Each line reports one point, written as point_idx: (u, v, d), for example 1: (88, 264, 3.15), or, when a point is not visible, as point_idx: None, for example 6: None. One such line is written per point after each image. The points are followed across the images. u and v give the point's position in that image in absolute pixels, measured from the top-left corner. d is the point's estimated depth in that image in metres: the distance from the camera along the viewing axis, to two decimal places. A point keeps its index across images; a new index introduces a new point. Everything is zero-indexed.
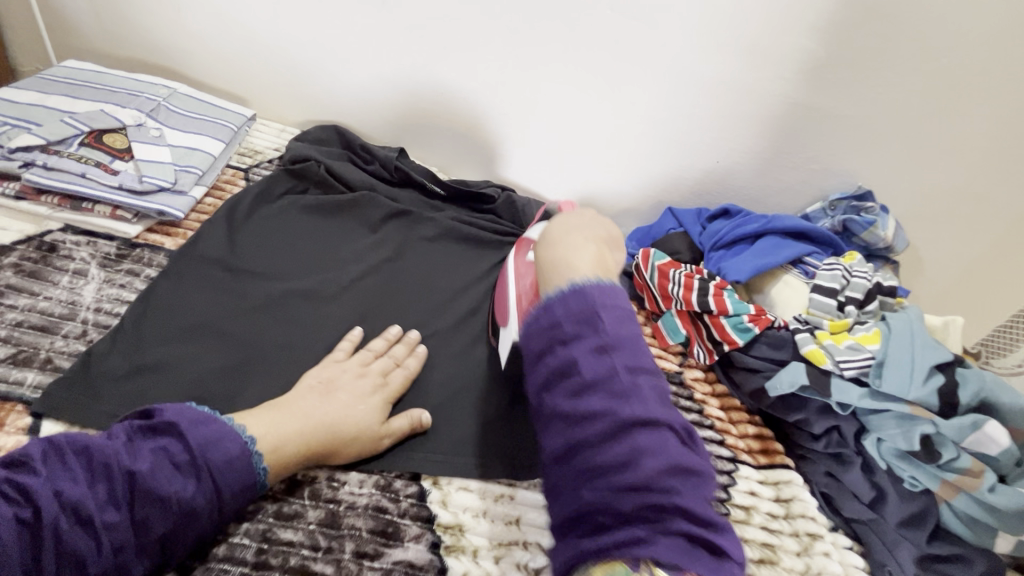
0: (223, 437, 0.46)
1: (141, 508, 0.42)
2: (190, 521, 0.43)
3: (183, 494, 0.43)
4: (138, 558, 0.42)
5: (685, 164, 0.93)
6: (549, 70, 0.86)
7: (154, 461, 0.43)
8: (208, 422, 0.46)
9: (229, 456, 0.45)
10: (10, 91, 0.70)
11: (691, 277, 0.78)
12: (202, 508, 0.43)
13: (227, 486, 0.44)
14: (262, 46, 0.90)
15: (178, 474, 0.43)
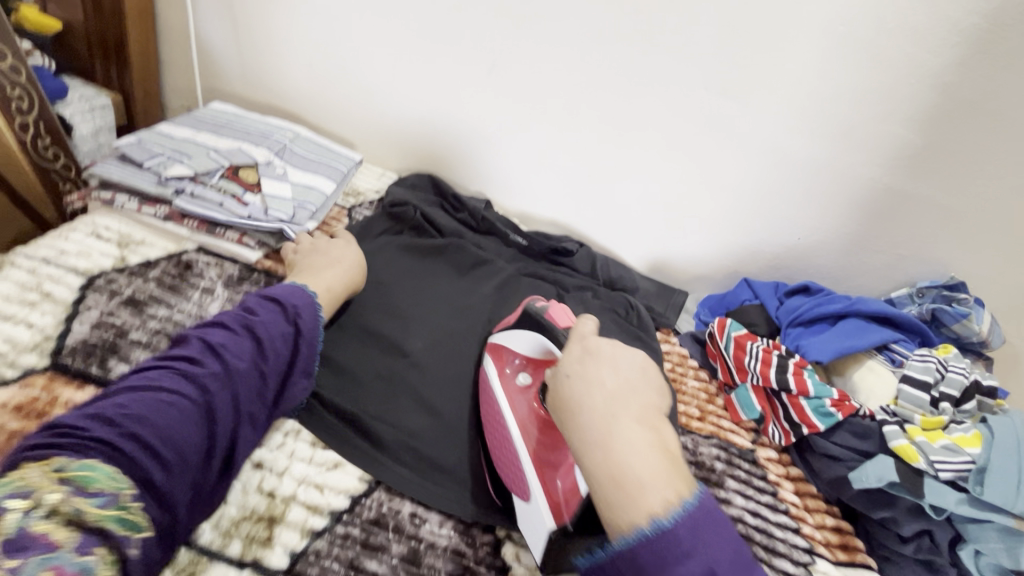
0: (286, 292, 0.59)
1: (277, 349, 0.54)
2: (306, 355, 0.57)
3: (286, 333, 0.55)
4: (273, 388, 0.53)
5: (766, 237, 0.94)
6: (639, 138, 0.91)
7: (265, 316, 0.55)
8: (294, 294, 0.59)
9: (304, 308, 0.59)
10: (169, 127, 0.80)
11: (769, 352, 0.77)
12: (299, 345, 0.56)
13: (307, 328, 0.58)
14: (377, 99, 1.00)
15: (281, 323, 0.56)
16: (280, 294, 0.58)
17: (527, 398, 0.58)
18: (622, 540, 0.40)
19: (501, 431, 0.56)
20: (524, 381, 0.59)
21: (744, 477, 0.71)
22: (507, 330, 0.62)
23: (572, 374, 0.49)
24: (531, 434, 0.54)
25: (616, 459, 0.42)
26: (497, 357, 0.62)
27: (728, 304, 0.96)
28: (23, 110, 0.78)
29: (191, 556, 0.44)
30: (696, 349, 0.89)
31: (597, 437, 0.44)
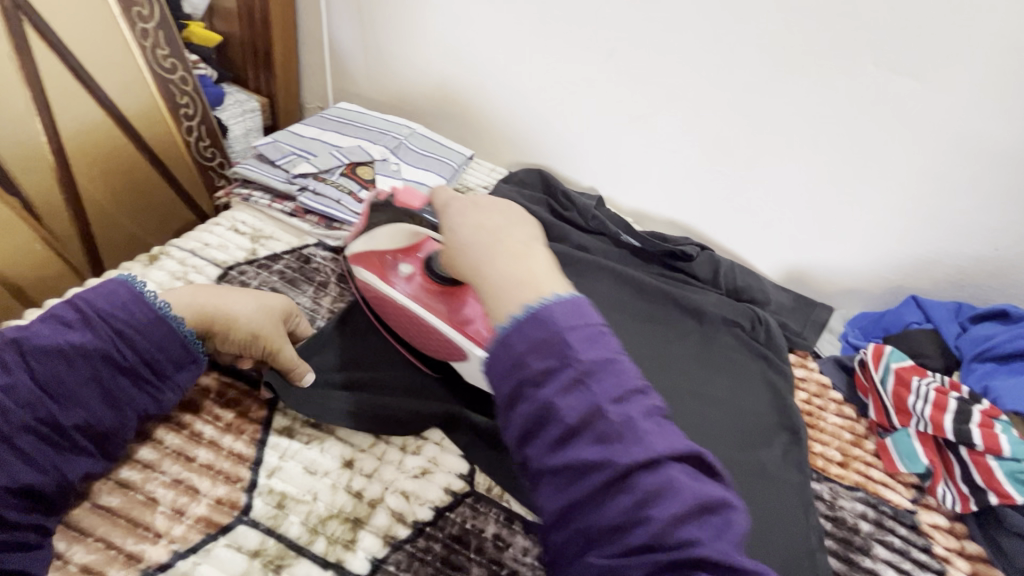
0: (103, 287, 0.47)
1: (47, 369, 0.43)
2: (137, 352, 0.46)
3: (80, 341, 0.44)
4: (65, 410, 0.43)
5: (950, 245, 0.76)
6: (788, 126, 0.79)
7: (42, 330, 0.44)
8: (103, 292, 0.47)
9: (119, 303, 0.46)
10: (300, 127, 0.86)
11: (945, 394, 0.62)
12: (108, 347, 0.45)
13: (128, 327, 0.46)
14: (490, 93, 0.98)
15: (73, 330, 0.44)
16: (86, 300, 0.46)
17: (421, 286, 0.58)
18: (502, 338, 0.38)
19: (406, 316, 0.58)
20: (406, 272, 0.59)
21: (899, 546, 0.58)
22: (366, 246, 0.61)
23: (500, 255, 0.43)
24: (436, 303, 0.58)
25: (535, 277, 0.41)
26: (376, 274, 0.60)
27: (888, 325, 0.79)
28: (189, 116, 0.90)
29: (280, 547, 0.45)
30: (842, 378, 0.74)
31: (514, 291, 0.40)
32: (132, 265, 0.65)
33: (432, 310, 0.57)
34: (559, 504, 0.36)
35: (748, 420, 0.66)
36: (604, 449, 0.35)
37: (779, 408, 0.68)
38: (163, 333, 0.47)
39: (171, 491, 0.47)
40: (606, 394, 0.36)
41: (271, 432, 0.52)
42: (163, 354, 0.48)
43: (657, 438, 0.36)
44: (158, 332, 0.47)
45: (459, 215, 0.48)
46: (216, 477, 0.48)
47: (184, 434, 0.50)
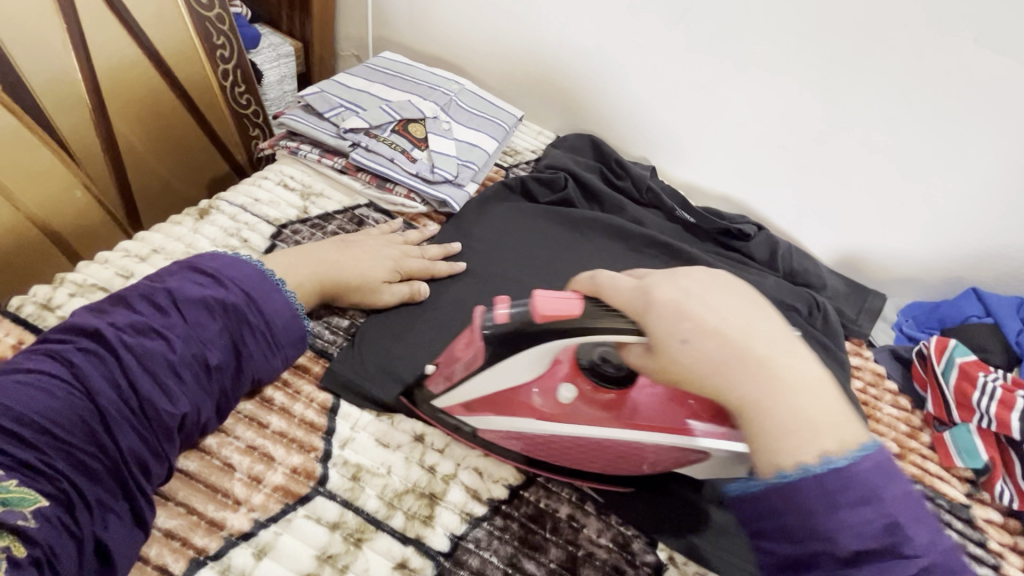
0: (228, 257, 0.49)
1: (192, 313, 0.44)
2: (263, 315, 0.47)
3: (223, 296, 0.45)
4: (212, 351, 0.44)
5: (1020, 238, 0.74)
6: (863, 104, 0.75)
7: (183, 283, 0.45)
8: (239, 261, 0.48)
9: (248, 271, 0.48)
10: (345, 76, 0.81)
11: (1012, 391, 0.61)
12: (243, 306, 0.46)
13: (256, 291, 0.47)
14: (544, 49, 0.92)
15: (211, 286, 0.46)
16: (222, 264, 0.48)
17: (585, 399, 0.49)
18: (782, 477, 0.35)
19: (509, 437, 0.48)
20: (569, 395, 0.49)
21: (957, 540, 0.58)
22: (474, 377, 0.49)
23: (691, 340, 0.38)
24: (593, 411, 0.48)
25: (743, 339, 0.38)
26: (503, 407, 0.49)
27: (944, 316, 0.78)
28: (225, 58, 0.85)
29: (359, 521, 0.44)
30: (897, 369, 0.73)
31: (756, 392, 0.36)
32: (182, 218, 0.61)
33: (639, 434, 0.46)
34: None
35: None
36: (856, 528, 0.33)
37: (839, 397, 0.66)
38: (282, 300, 0.48)
39: (245, 457, 0.45)
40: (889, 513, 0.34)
41: (340, 401, 0.51)
42: (282, 338, 0.48)
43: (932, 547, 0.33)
44: (284, 306, 0.48)
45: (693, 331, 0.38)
46: (290, 445, 0.47)
47: (254, 399, 0.49)
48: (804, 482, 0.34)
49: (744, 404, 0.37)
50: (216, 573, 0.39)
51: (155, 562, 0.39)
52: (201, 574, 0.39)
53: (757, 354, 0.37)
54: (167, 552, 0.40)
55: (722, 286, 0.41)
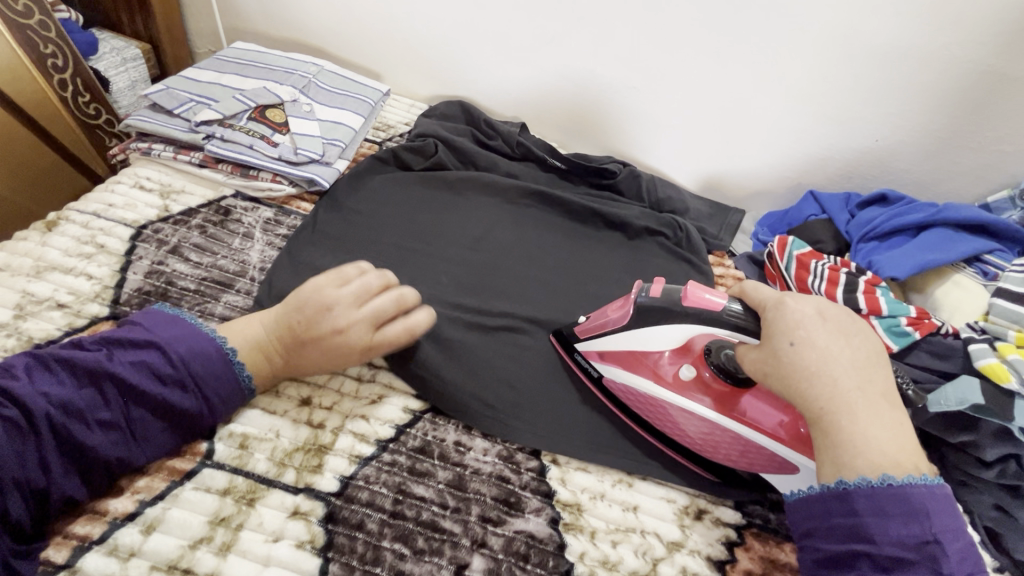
0: (192, 335, 0.47)
1: (133, 407, 0.43)
2: (206, 416, 0.47)
3: (170, 397, 0.45)
4: (131, 456, 0.44)
5: (839, 140, 0.84)
6: (691, 40, 0.82)
7: (136, 369, 0.44)
8: (207, 352, 0.47)
9: (215, 366, 0.47)
10: (194, 71, 0.79)
11: (837, 270, 0.71)
12: (190, 410, 0.46)
13: (212, 392, 0.47)
14: (401, 23, 0.93)
15: (164, 381, 0.45)
16: (184, 349, 0.46)
17: (702, 383, 0.54)
18: (841, 483, 0.42)
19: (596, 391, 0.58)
20: (690, 375, 0.55)
21: None
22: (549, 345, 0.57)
23: (800, 343, 0.45)
24: (705, 397, 0.54)
25: (824, 368, 0.45)
26: (633, 364, 0.55)
27: (791, 220, 0.88)
28: (59, 67, 0.80)
29: (249, 483, 0.46)
30: (753, 271, 0.82)
31: (833, 403, 0.43)
32: (28, 233, 0.59)
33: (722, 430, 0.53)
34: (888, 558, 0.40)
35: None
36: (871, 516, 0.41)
37: None
38: (236, 399, 0.48)
39: None
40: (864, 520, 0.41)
41: None
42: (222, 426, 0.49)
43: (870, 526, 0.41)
44: (233, 404, 0.48)
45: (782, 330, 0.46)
46: None
47: None
48: (869, 488, 0.41)
49: (826, 422, 0.44)
50: (103, 554, 0.41)
51: (36, 556, 0.40)
52: (87, 557, 0.40)
53: (828, 383, 0.44)
54: (48, 546, 0.41)
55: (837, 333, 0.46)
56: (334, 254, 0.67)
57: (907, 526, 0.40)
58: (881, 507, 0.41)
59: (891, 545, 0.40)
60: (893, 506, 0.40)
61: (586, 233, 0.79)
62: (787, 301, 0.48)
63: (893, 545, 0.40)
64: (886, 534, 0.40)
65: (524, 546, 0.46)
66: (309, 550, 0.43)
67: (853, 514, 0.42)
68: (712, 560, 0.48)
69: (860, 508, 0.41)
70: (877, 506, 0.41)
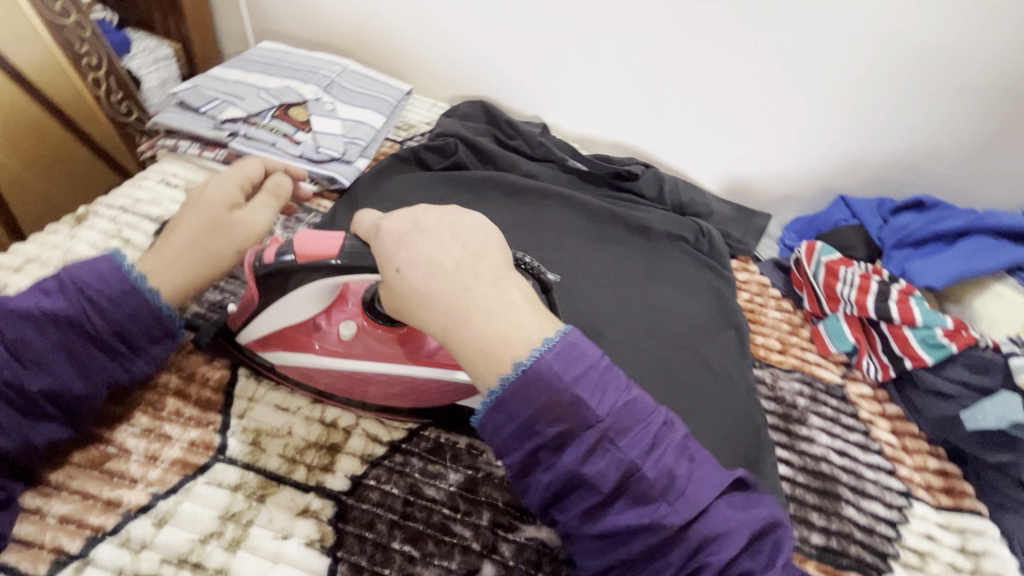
0: (90, 259, 0.45)
1: (13, 330, 0.41)
2: (109, 322, 0.43)
3: (55, 308, 0.42)
4: (34, 376, 0.41)
5: (873, 143, 0.81)
6: (718, 37, 0.80)
7: (24, 294, 0.43)
8: (92, 263, 0.44)
9: (99, 269, 0.44)
10: (221, 70, 0.81)
11: (868, 278, 0.68)
12: (81, 317, 0.42)
13: (100, 296, 0.43)
14: (424, 22, 0.93)
15: (48, 296, 0.42)
16: (75, 268, 0.44)
17: (459, 349, 0.48)
18: (503, 381, 0.37)
19: (393, 387, 0.50)
20: (446, 344, 0.49)
21: (831, 415, 0.64)
22: (257, 318, 0.49)
23: (403, 268, 0.39)
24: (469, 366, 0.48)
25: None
26: (296, 345, 0.51)
27: (819, 226, 0.85)
28: (94, 66, 0.82)
29: (260, 479, 0.46)
30: (779, 277, 0.80)
31: (501, 341, 0.37)
32: (59, 226, 0.61)
33: None
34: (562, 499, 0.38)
35: (700, 317, 0.71)
36: (595, 457, 0.37)
37: (722, 307, 0.72)
38: (138, 303, 0.44)
39: (142, 440, 0.47)
40: (583, 427, 0.37)
41: (239, 376, 0.52)
42: (139, 329, 0.45)
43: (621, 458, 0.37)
44: (136, 304, 0.44)
45: (396, 248, 0.41)
46: (187, 422, 0.48)
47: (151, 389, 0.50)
48: (599, 399, 0.37)
49: (478, 348, 0.38)
50: (115, 545, 0.41)
51: (51, 545, 0.41)
52: (101, 547, 0.41)
53: (428, 300, 0.39)
54: (63, 535, 0.41)
55: (448, 232, 0.41)
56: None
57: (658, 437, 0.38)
58: (615, 427, 0.37)
59: (593, 441, 0.37)
60: (561, 372, 0.37)
61: (606, 235, 0.78)
62: (380, 224, 0.42)
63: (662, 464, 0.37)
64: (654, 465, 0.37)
65: (536, 555, 0.45)
66: (318, 548, 0.43)
67: (554, 411, 0.36)
68: None
69: (608, 428, 0.37)
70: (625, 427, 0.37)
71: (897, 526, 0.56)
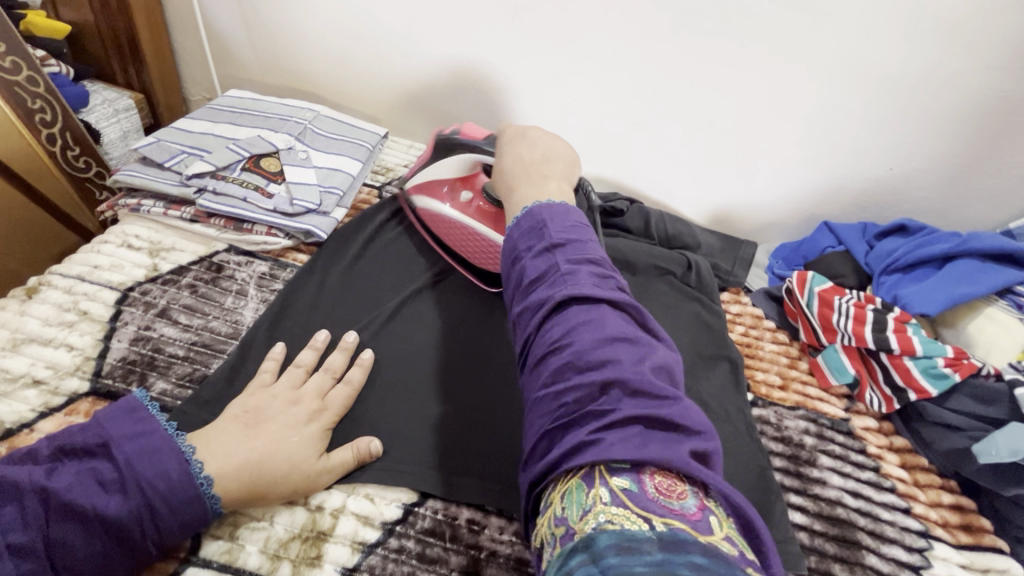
0: (146, 439, 0.42)
1: (59, 526, 0.38)
2: (165, 531, 0.41)
3: (110, 510, 0.39)
4: None
5: (852, 170, 0.82)
6: (694, 70, 0.80)
7: (78, 479, 0.40)
8: (157, 453, 0.42)
9: (164, 470, 0.41)
10: (187, 122, 0.77)
11: (863, 308, 0.67)
12: (133, 525, 0.39)
13: (160, 501, 0.40)
14: (397, 65, 0.92)
15: (108, 492, 0.40)
16: (133, 454, 0.41)
17: None
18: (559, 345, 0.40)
19: None
20: None
21: (839, 453, 0.62)
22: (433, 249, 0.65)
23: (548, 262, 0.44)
24: None
25: (563, 252, 0.44)
26: (431, 192, 0.70)
27: (806, 253, 0.84)
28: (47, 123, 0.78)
29: None
30: (771, 308, 0.78)
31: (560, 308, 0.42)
32: (7, 302, 0.56)
33: None
34: (552, 426, 0.37)
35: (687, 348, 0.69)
36: (647, 392, 0.36)
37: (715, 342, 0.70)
38: (193, 511, 0.42)
39: None
40: (618, 360, 0.38)
41: None
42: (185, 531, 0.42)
43: (630, 380, 0.36)
44: (191, 512, 0.41)
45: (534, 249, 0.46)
46: None
47: None
48: (580, 340, 0.39)
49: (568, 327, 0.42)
50: None
51: None
52: None
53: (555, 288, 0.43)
54: None
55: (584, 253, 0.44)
56: (335, 304, 0.63)
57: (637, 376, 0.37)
58: (606, 367, 0.37)
59: (589, 348, 0.38)
60: (584, 343, 0.38)
61: None
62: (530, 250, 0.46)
63: (632, 407, 0.35)
64: (587, 401, 0.36)
65: None
66: None
67: (579, 358, 0.38)
68: None
69: (607, 381, 0.36)
70: (613, 333, 0.39)
71: (920, 571, 0.54)
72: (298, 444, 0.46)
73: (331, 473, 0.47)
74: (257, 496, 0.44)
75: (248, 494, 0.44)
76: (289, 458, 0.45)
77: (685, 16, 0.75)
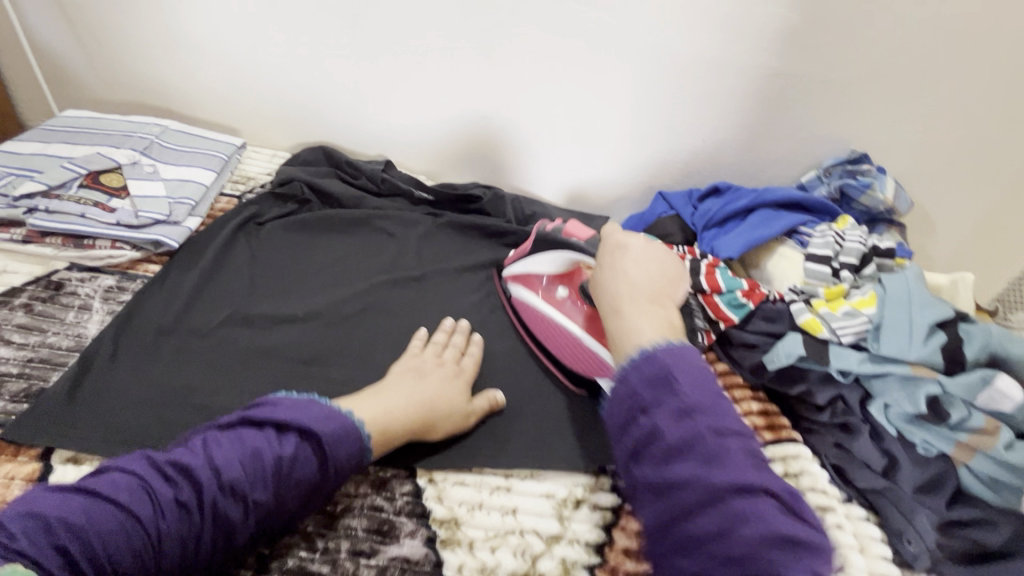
0: (322, 417, 0.49)
1: (227, 500, 0.43)
2: (251, 512, 0.44)
3: (259, 490, 0.44)
4: (223, 540, 0.43)
5: (674, 143, 0.94)
6: (527, 64, 0.88)
7: (244, 460, 0.44)
8: (330, 424, 0.48)
9: (328, 448, 0.47)
10: (15, 144, 0.75)
11: (683, 258, 0.76)
12: (283, 497, 0.45)
13: (321, 474, 0.47)
14: (250, 76, 0.93)
15: (281, 469, 0.45)
16: (318, 428, 0.48)
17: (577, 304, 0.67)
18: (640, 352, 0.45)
19: (580, 307, 0.66)
20: (563, 294, 0.68)
21: None
22: (526, 260, 0.70)
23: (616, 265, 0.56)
24: (578, 316, 0.66)
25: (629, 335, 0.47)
26: (531, 287, 0.70)
27: (647, 220, 0.95)
28: None
29: None
30: None
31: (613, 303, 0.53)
32: None
33: (578, 322, 0.65)
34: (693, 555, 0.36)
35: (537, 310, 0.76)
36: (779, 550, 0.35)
37: None
38: (338, 475, 0.48)
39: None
40: (749, 515, 0.36)
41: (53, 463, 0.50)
42: (320, 496, 0.48)
43: (781, 526, 0.35)
44: (348, 467, 0.49)
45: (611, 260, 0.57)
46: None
47: None
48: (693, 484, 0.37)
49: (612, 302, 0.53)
50: None
51: None
52: None
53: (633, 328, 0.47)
54: None
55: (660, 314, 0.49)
56: (194, 301, 0.66)
57: (780, 522, 0.36)
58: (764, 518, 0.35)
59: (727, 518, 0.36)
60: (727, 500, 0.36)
61: (459, 251, 0.81)
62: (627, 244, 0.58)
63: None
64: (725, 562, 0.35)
65: (399, 572, 0.48)
66: None
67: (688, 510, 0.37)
68: (590, 545, 0.51)
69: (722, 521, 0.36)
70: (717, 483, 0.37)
71: None
72: (454, 391, 0.58)
73: (475, 417, 0.59)
74: (426, 429, 0.55)
75: (419, 430, 0.55)
76: (448, 402, 0.57)
77: (510, 16, 0.84)
